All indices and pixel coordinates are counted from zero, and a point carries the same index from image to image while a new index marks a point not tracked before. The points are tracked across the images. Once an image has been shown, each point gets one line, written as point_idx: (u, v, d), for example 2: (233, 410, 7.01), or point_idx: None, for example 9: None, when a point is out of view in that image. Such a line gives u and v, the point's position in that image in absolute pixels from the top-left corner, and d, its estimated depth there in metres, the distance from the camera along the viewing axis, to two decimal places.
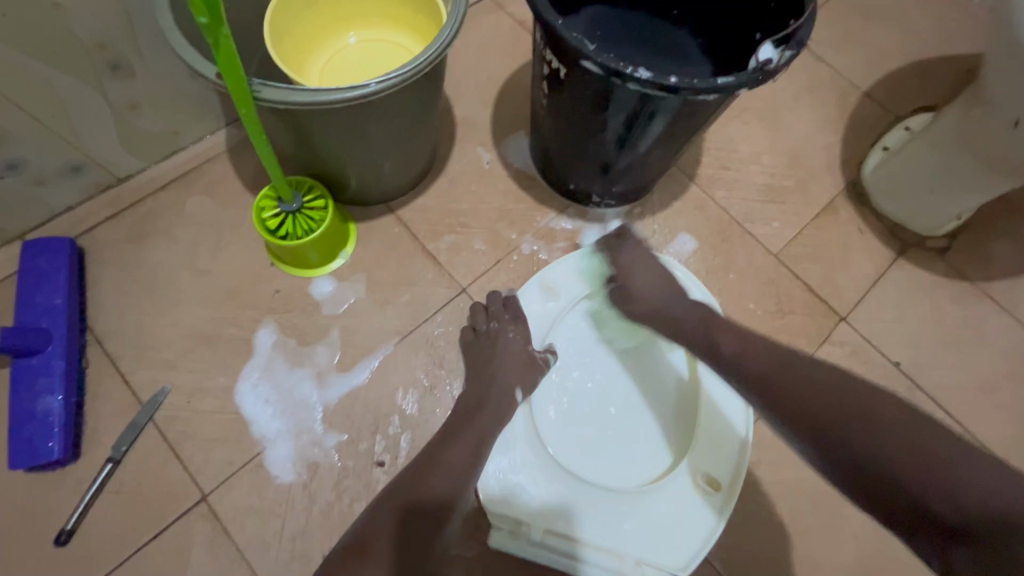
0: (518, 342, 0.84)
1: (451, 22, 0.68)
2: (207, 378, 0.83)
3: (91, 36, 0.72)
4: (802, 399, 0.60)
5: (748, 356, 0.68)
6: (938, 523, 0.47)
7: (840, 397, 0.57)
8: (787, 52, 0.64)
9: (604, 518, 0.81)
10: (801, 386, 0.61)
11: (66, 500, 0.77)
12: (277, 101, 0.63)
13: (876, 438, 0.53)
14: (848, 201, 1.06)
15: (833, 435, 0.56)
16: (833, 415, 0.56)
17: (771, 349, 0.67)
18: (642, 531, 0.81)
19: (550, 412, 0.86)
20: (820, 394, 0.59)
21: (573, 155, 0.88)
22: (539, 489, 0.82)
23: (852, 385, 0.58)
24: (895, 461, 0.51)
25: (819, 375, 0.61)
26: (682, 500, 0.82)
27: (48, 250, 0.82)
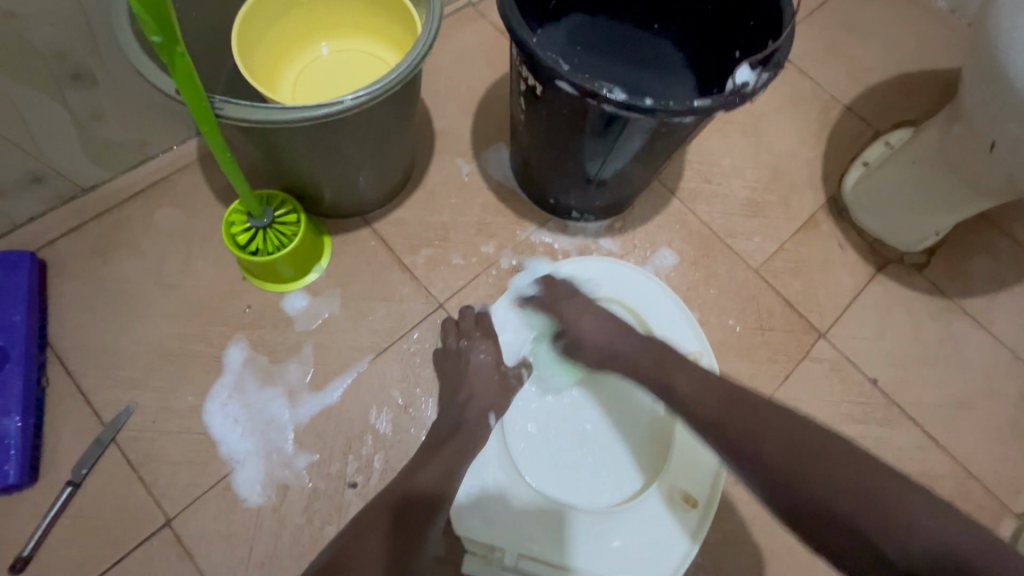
0: (490, 361, 0.82)
1: (425, 36, 0.66)
2: (174, 397, 0.81)
3: (50, 44, 0.69)
4: (757, 442, 0.58)
5: (705, 390, 0.65)
6: (888, 564, 0.49)
7: (793, 440, 0.57)
8: (765, 74, 0.63)
9: (584, 542, 0.80)
10: (750, 425, 0.59)
11: (22, 526, 0.74)
12: (242, 119, 0.61)
13: (830, 487, 0.53)
14: (829, 216, 1.06)
15: (787, 477, 0.55)
16: (789, 463, 0.55)
17: (717, 389, 0.65)
18: (619, 553, 0.79)
19: (524, 431, 0.85)
20: (772, 440, 0.57)
21: (553, 169, 0.87)
22: (513, 513, 0.80)
23: (804, 428, 0.57)
24: (845, 505, 0.51)
25: (765, 411, 0.60)
26: (663, 520, 0.81)
27: (7, 264, 0.79)
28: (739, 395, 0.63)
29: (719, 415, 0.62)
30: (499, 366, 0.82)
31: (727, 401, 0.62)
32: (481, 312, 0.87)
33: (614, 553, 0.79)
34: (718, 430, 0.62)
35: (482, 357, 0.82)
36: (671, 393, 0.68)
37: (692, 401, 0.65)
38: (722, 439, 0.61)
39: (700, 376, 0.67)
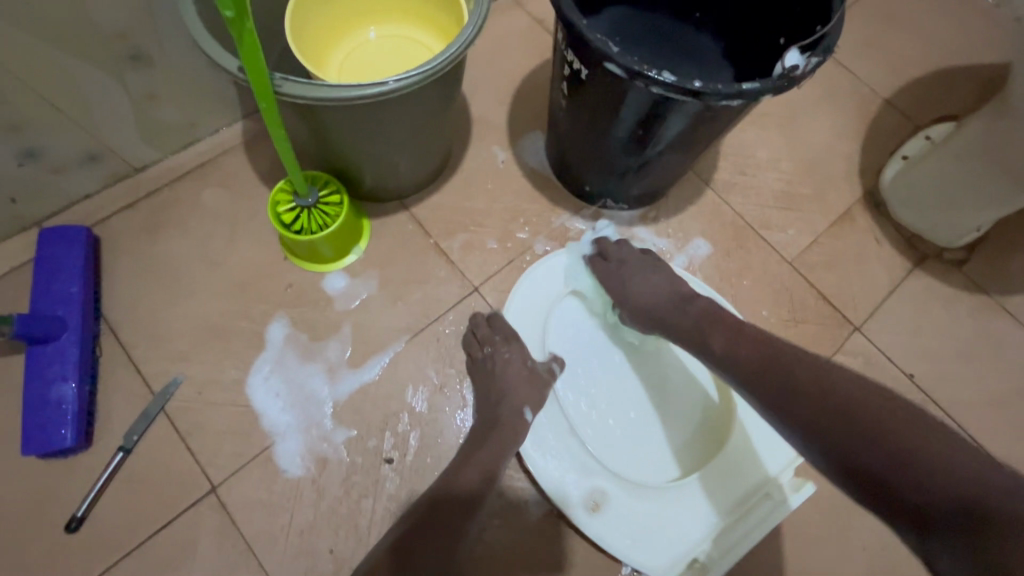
0: (517, 359, 0.81)
1: (474, 19, 0.67)
2: (219, 370, 0.84)
3: (114, 27, 0.71)
4: (790, 393, 0.60)
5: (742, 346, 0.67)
6: (916, 510, 0.48)
7: (824, 390, 0.57)
8: (814, 59, 0.63)
9: (666, 513, 0.82)
10: (786, 376, 0.61)
11: (77, 487, 0.77)
12: (297, 97, 0.63)
13: (854, 428, 0.53)
14: (866, 209, 1.05)
15: (820, 422, 0.56)
16: (826, 415, 0.56)
17: (756, 344, 0.66)
18: (675, 524, 0.81)
19: (586, 411, 0.86)
20: (802, 391, 0.59)
21: (590, 157, 0.88)
22: (570, 486, 0.81)
23: (838, 377, 0.58)
24: (870, 448, 0.52)
25: (796, 369, 0.61)
26: (741, 484, 0.83)
27: (65, 238, 0.83)
28: (779, 349, 0.64)
29: (753, 366, 0.64)
30: (528, 363, 0.81)
31: (765, 357, 0.64)
32: (490, 317, 0.87)
33: (696, 520, 0.82)
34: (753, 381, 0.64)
35: (508, 358, 0.81)
36: (705, 350, 0.71)
37: (727, 355, 0.68)
38: (759, 387, 0.63)
39: (738, 335, 0.68)
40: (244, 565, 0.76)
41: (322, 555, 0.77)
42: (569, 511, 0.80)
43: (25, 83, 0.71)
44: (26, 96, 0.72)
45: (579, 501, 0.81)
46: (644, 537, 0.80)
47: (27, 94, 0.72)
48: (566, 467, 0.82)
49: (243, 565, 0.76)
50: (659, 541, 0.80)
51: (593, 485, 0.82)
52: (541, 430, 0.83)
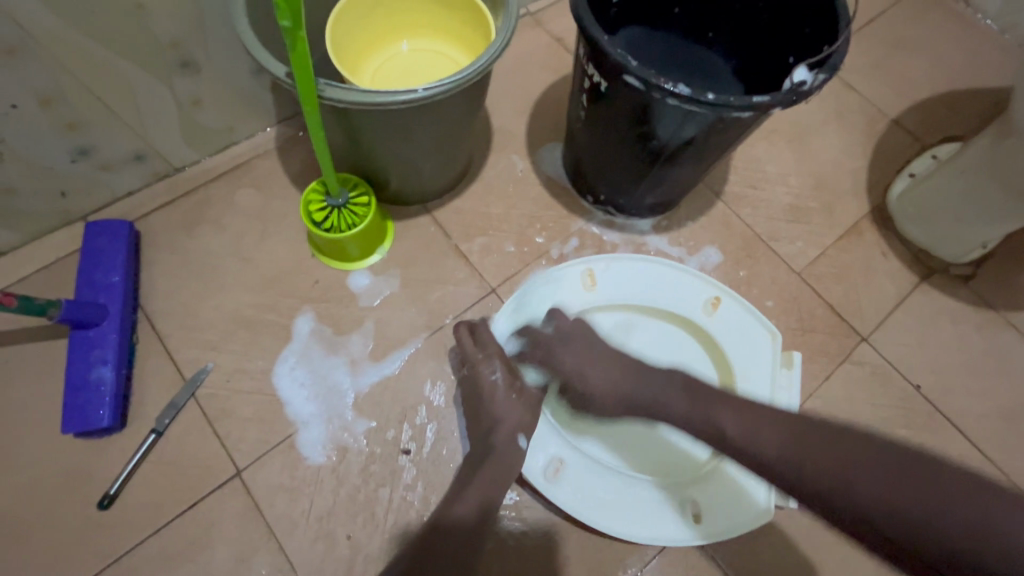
0: (502, 380, 0.79)
1: (503, 34, 0.72)
2: (247, 360, 0.88)
3: (168, 36, 0.77)
4: (838, 482, 0.54)
5: (762, 432, 0.61)
6: None
7: (880, 474, 0.53)
8: (821, 75, 0.67)
9: (695, 490, 0.84)
10: (825, 463, 0.55)
11: (110, 466, 0.81)
12: (339, 101, 0.68)
13: (916, 510, 0.50)
14: (873, 224, 1.08)
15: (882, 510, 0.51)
16: (885, 497, 0.51)
17: (775, 421, 0.62)
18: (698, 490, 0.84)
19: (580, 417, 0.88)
20: (850, 477, 0.53)
21: (607, 166, 0.92)
22: (589, 497, 0.82)
23: (885, 453, 0.54)
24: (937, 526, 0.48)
25: (839, 446, 0.56)
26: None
27: (109, 231, 0.88)
28: (808, 427, 0.59)
29: (783, 454, 0.58)
30: (513, 384, 0.79)
31: (799, 440, 0.58)
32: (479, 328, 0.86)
33: (729, 484, 0.84)
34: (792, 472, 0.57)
35: (494, 380, 0.80)
36: (720, 437, 0.64)
37: (750, 441, 0.62)
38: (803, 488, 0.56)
39: (757, 417, 0.63)
40: (265, 547, 0.79)
41: (340, 542, 0.80)
42: (598, 517, 0.81)
43: (83, 85, 0.76)
44: (83, 97, 0.77)
45: (607, 514, 0.82)
46: (684, 520, 0.82)
47: (84, 94, 0.77)
48: (581, 478, 0.83)
49: (264, 547, 0.79)
50: (700, 519, 0.82)
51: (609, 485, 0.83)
52: (546, 459, 0.83)
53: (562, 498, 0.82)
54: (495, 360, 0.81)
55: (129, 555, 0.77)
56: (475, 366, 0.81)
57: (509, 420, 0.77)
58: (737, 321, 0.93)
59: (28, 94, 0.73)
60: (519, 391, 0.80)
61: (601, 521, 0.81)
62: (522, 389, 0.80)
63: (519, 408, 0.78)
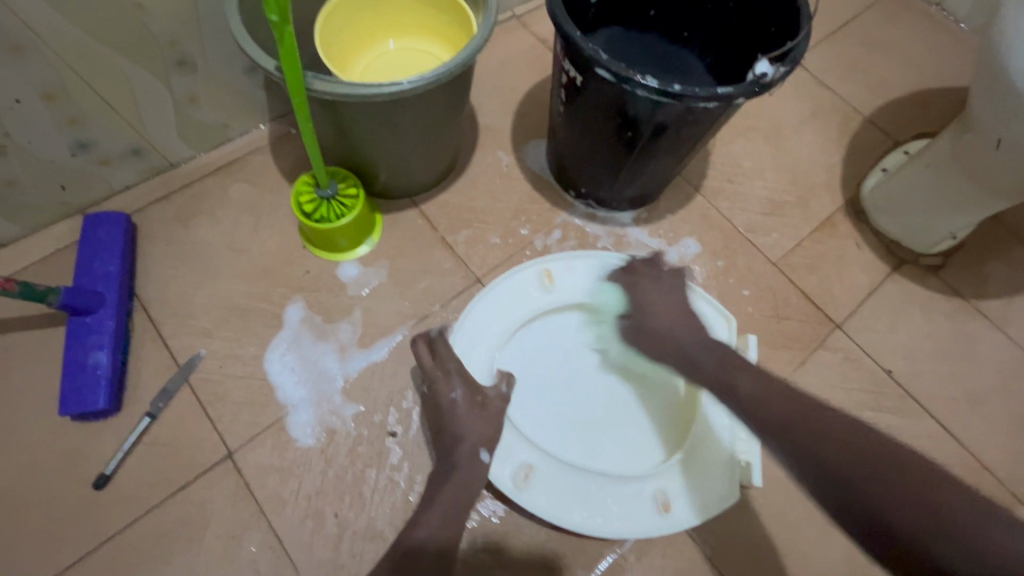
0: (463, 398, 0.82)
1: (482, 31, 0.76)
2: (239, 346, 0.91)
3: (165, 35, 0.81)
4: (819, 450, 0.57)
5: (770, 404, 0.64)
6: None
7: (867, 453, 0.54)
8: (782, 68, 0.71)
9: (661, 482, 0.86)
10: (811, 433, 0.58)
11: (105, 448, 0.83)
12: (326, 92, 0.72)
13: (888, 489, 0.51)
14: (847, 217, 1.12)
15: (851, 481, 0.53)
16: (860, 472, 0.53)
17: (787, 399, 0.63)
18: (665, 479, 0.86)
19: (544, 421, 0.90)
20: (824, 440, 0.57)
21: (586, 159, 0.95)
22: (558, 498, 0.83)
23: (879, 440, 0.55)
24: (910, 512, 0.50)
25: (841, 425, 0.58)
26: (714, 425, 0.88)
27: (107, 222, 0.91)
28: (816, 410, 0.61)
29: (788, 426, 0.60)
30: (475, 397, 0.82)
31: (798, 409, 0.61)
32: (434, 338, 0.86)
33: (692, 471, 0.86)
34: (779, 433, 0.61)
35: (454, 399, 0.82)
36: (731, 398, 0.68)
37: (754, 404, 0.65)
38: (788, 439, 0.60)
39: (767, 386, 0.66)
40: (256, 525, 0.82)
41: (328, 520, 0.83)
42: (571, 517, 0.83)
43: (84, 82, 0.80)
44: (84, 93, 0.81)
45: (578, 513, 0.83)
46: (654, 511, 0.84)
47: (85, 90, 0.81)
48: (549, 481, 0.84)
49: (255, 525, 0.82)
50: (668, 507, 0.84)
51: (578, 485, 0.85)
52: (515, 467, 0.84)
53: (533, 503, 0.83)
54: (454, 378, 0.83)
55: (124, 533, 0.80)
56: (434, 385, 0.83)
57: (472, 434, 0.79)
58: (694, 312, 0.95)
59: (31, 88, 0.76)
60: (481, 405, 0.82)
61: (573, 521, 0.82)
62: (484, 403, 0.82)
63: (481, 421, 0.81)
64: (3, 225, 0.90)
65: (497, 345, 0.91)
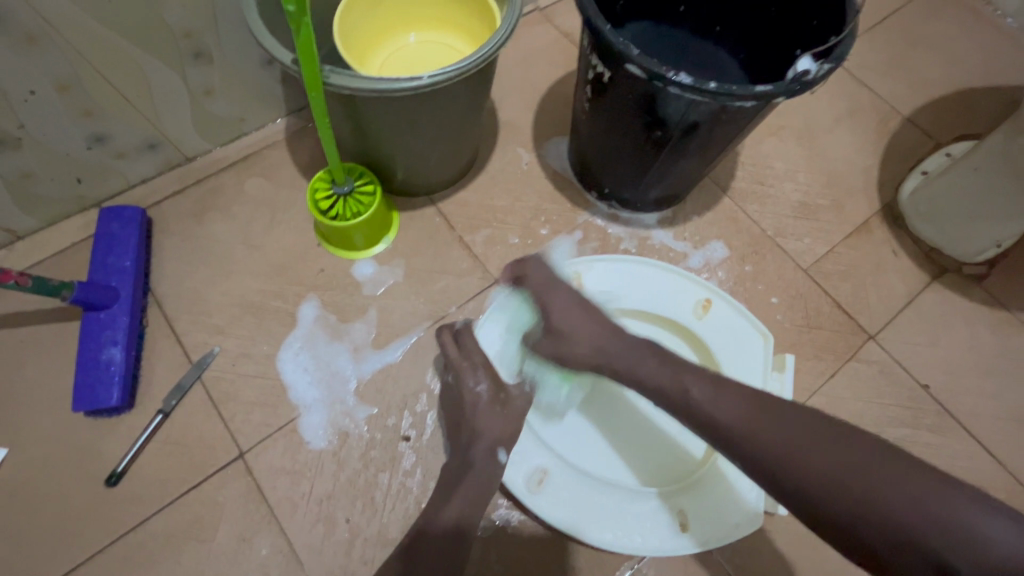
0: (488, 393, 0.78)
1: (507, 23, 0.73)
2: (253, 345, 0.89)
3: (182, 26, 0.79)
4: (776, 441, 0.55)
5: (724, 405, 0.60)
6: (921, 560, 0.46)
7: (808, 435, 0.54)
8: (825, 66, 0.67)
9: (681, 500, 0.82)
10: (767, 424, 0.56)
11: (118, 445, 0.83)
12: (344, 87, 0.69)
13: (845, 477, 0.50)
14: (883, 222, 1.07)
15: (799, 467, 0.53)
16: (817, 459, 0.52)
17: (739, 392, 0.60)
18: (686, 499, 0.82)
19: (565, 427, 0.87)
20: (764, 431, 0.56)
21: (610, 158, 0.92)
22: (571, 506, 0.81)
23: (817, 419, 0.55)
24: (857, 489, 0.49)
25: (784, 412, 0.57)
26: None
27: (123, 217, 0.90)
28: (770, 402, 0.58)
29: (743, 422, 0.58)
30: (499, 393, 0.78)
31: (753, 404, 0.59)
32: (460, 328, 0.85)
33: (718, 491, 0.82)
34: (747, 447, 0.57)
35: (477, 392, 0.78)
36: (685, 406, 0.63)
37: (712, 414, 0.60)
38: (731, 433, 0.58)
39: (721, 389, 0.61)
40: (266, 528, 0.80)
41: (339, 525, 0.81)
42: (581, 528, 0.80)
43: (100, 73, 0.78)
44: (100, 85, 0.80)
45: (590, 524, 0.80)
46: (670, 530, 0.81)
47: (101, 82, 0.79)
48: (564, 489, 0.82)
49: (265, 528, 0.80)
50: (685, 528, 0.81)
51: (592, 495, 0.82)
52: (530, 471, 0.82)
53: (544, 508, 0.80)
54: (481, 370, 0.79)
55: (135, 532, 0.79)
56: (459, 375, 0.80)
57: (490, 434, 0.75)
58: (728, 323, 0.91)
59: (47, 80, 0.75)
60: (503, 402, 0.78)
61: (584, 532, 0.80)
62: (507, 401, 0.78)
63: (502, 420, 0.77)
64: (19, 217, 0.90)
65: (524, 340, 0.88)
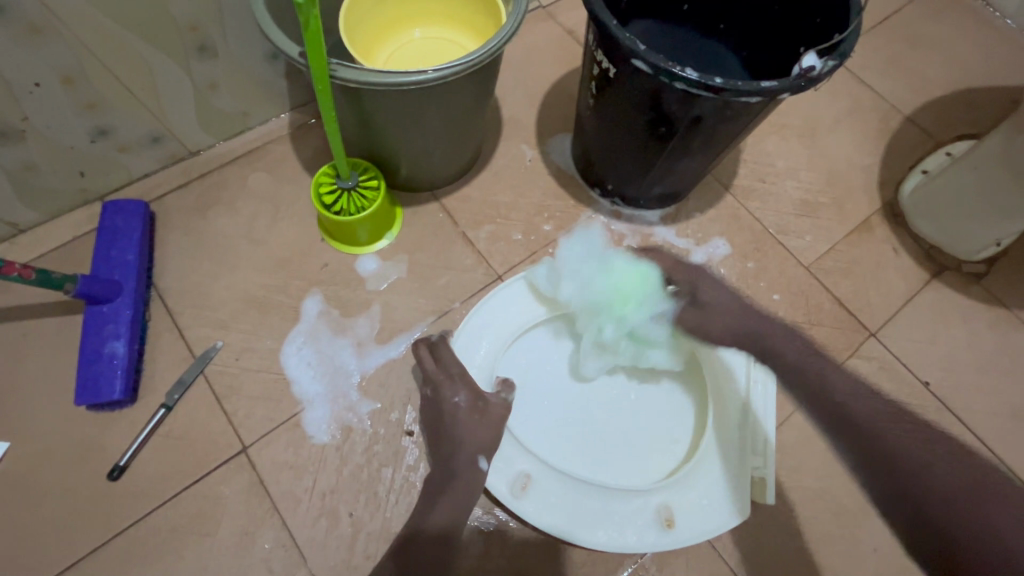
0: (465, 403, 0.80)
1: (513, 18, 0.73)
2: (256, 339, 0.89)
3: (187, 19, 0.79)
4: (897, 452, 0.61)
5: (857, 403, 0.66)
6: None
7: (939, 460, 0.59)
8: (830, 62, 0.67)
9: (667, 496, 0.82)
10: (898, 432, 0.62)
11: (121, 439, 0.83)
12: (350, 80, 0.69)
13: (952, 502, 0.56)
14: (884, 220, 1.07)
15: (915, 476, 0.59)
16: (943, 480, 0.58)
17: (879, 400, 0.66)
18: (672, 494, 0.82)
19: (545, 429, 0.87)
20: (904, 435, 0.62)
21: (614, 155, 0.92)
22: (556, 507, 0.80)
23: (951, 449, 0.60)
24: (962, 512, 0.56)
25: (923, 436, 0.62)
26: (725, 439, 0.84)
27: (125, 210, 0.90)
28: (906, 420, 0.64)
29: (873, 425, 0.63)
30: (476, 403, 0.81)
31: (887, 413, 0.64)
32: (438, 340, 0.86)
33: (703, 489, 0.82)
34: (870, 442, 0.63)
35: (456, 402, 0.80)
36: (818, 389, 0.69)
37: (848, 401, 0.66)
38: (859, 430, 0.64)
39: (861, 389, 0.67)
40: (269, 522, 0.80)
41: (342, 519, 0.81)
42: (566, 528, 0.79)
43: (104, 66, 0.78)
44: (104, 78, 0.79)
45: (577, 525, 0.79)
46: (658, 527, 0.80)
47: (105, 75, 0.79)
48: (549, 491, 0.81)
49: (268, 523, 0.80)
50: (673, 524, 0.80)
51: (576, 496, 0.81)
52: (513, 475, 0.81)
53: (529, 511, 0.80)
54: (458, 382, 0.82)
55: (138, 525, 0.79)
56: (438, 388, 0.82)
57: (470, 442, 0.79)
58: None
59: (52, 72, 0.75)
60: (481, 411, 0.80)
61: (569, 532, 0.79)
62: (485, 409, 0.80)
63: (480, 428, 0.79)
64: (21, 210, 0.89)
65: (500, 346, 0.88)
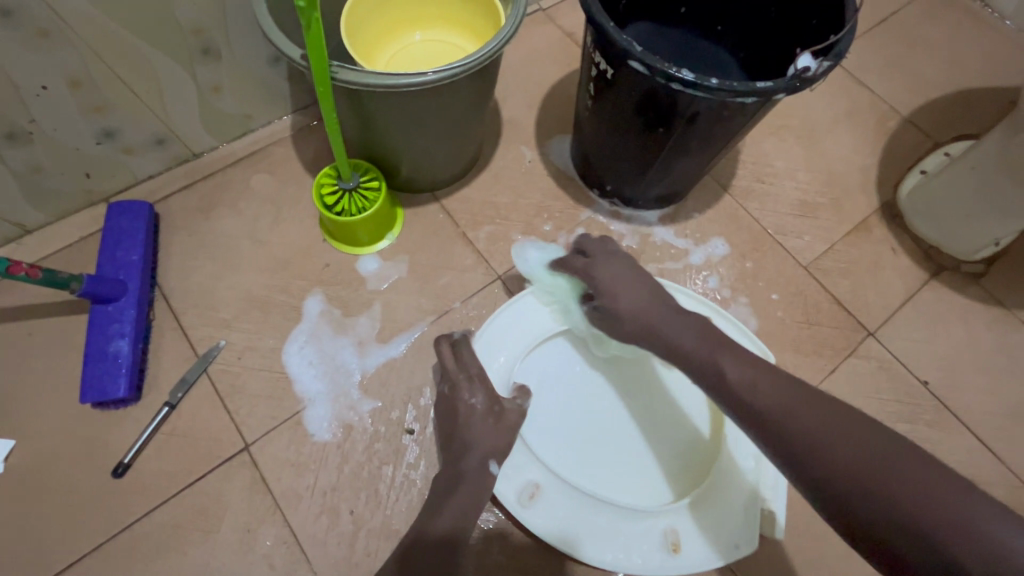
0: (482, 405, 0.78)
1: (512, 21, 0.74)
2: (258, 339, 0.90)
3: (192, 23, 0.80)
4: (805, 433, 0.54)
5: (760, 387, 0.59)
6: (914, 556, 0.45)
7: (845, 427, 0.52)
8: (825, 63, 0.68)
9: (677, 520, 0.81)
10: (796, 406, 0.56)
11: (125, 436, 0.84)
12: (353, 82, 0.70)
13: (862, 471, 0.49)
14: (882, 220, 1.08)
15: (816, 453, 0.52)
16: (845, 455, 0.50)
17: (778, 378, 0.60)
18: (680, 519, 0.81)
19: (558, 442, 0.86)
20: (794, 414, 0.55)
21: (613, 156, 0.93)
22: (563, 522, 0.80)
23: (854, 415, 0.53)
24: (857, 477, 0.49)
25: (824, 404, 0.55)
26: (740, 468, 0.83)
27: (131, 211, 0.91)
28: (808, 394, 0.57)
29: (776, 406, 0.57)
30: (493, 406, 0.78)
31: (795, 387, 0.58)
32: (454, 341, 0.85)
33: (713, 515, 0.81)
34: (776, 424, 0.56)
35: (473, 404, 0.78)
36: (719, 379, 0.63)
37: (746, 388, 0.60)
38: (758, 410, 0.58)
39: (758, 370, 0.61)
40: (271, 519, 0.81)
41: (343, 516, 0.82)
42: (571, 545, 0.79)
43: (111, 69, 0.79)
44: (110, 80, 0.81)
45: (582, 541, 0.80)
46: (663, 550, 0.80)
47: (111, 78, 0.80)
48: (556, 504, 0.81)
49: (270, 519, 0.81)
50: (678, 548, 0.80)
51: (583, 512, 0.81)
52: (523, 484, 0.81)
53: (534, 522, 0.80)
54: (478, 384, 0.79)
55: (141, 522, 0.80)
56: (456, 388, 0.79)
57: (482, 444, 0.75)
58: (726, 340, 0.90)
59: (59, 75, 0.76)
60: (497, 415, 0.78)
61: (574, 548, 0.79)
62: (501, 414, 0.78)
63: (495, 433, 0.77)
64: (28, 211, 0.91)
65: (518, 354, 0.88)
